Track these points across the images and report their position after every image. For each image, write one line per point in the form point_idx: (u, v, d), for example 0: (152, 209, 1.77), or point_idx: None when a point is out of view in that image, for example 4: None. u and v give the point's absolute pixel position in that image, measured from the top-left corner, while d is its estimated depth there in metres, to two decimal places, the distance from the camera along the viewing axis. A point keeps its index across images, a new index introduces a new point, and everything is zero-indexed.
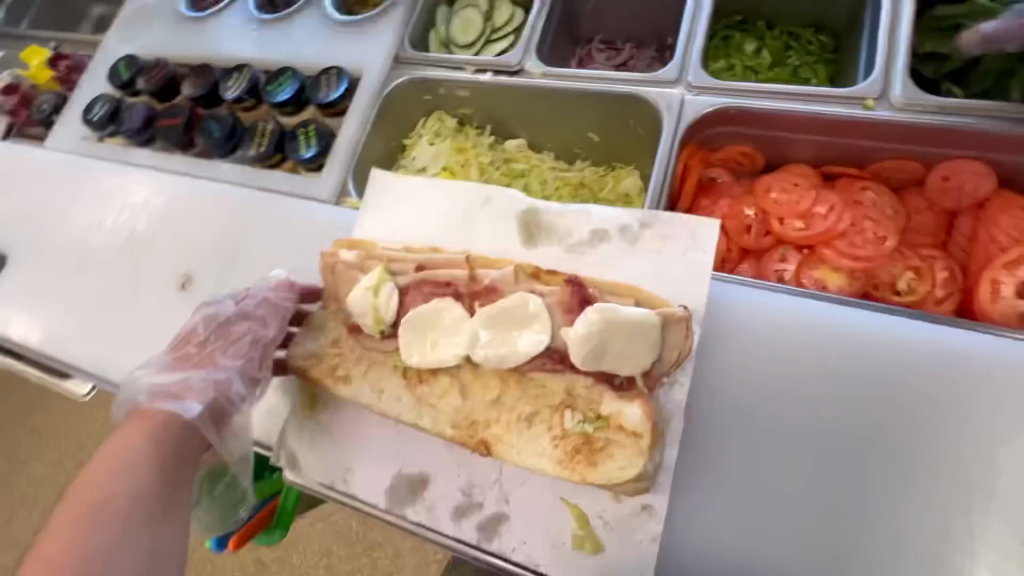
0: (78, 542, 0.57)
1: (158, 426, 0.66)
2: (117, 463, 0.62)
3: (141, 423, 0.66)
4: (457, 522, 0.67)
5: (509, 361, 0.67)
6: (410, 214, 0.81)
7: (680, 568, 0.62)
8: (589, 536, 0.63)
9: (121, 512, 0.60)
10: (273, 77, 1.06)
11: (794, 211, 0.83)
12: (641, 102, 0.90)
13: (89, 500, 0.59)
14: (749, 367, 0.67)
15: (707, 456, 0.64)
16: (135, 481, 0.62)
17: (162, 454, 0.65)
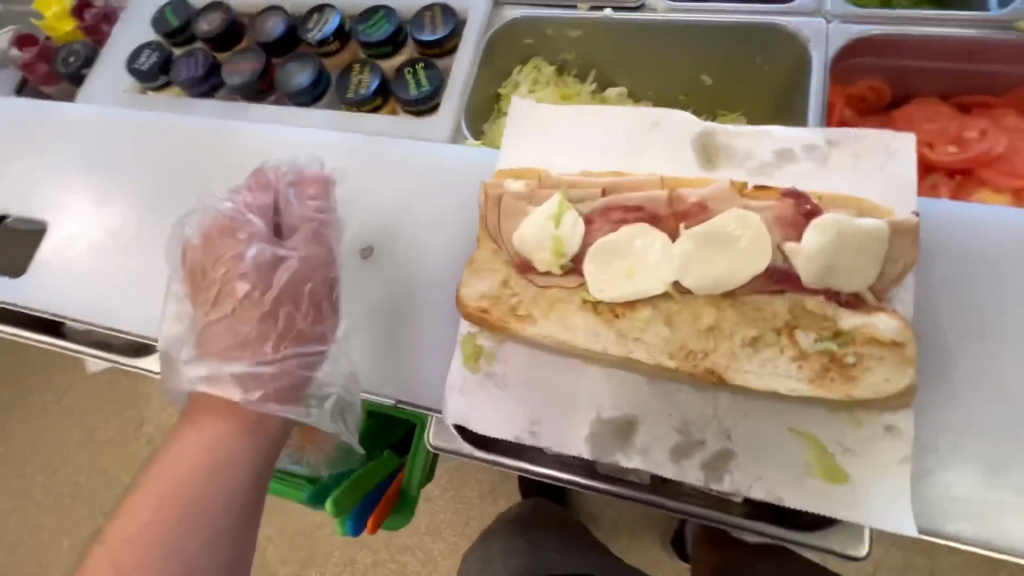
0: (147, 541, 0.60)
1: (224, 427, 0.66)
2: (184, 463, 0.64)
3: (207, 421, 0.66)
4: (678, 464, 0.61)
5: (726, 284, 0.62)
6: (566, 144, 0.75)
7: (935, 487, 0.58)
8: (832, 465, 0.58)
9: (187, 515, 0.62)
10: (364, 16, 0.96)
11: (945, 136, 0.83)
12: (781, 32, 0.87)
13: (158, 498, 0.62)
14: (969, 280, 0.64)
15: (942, 369, 0.61)
16: (200, 485, 0.63)
17: (245, 461, 0.65)
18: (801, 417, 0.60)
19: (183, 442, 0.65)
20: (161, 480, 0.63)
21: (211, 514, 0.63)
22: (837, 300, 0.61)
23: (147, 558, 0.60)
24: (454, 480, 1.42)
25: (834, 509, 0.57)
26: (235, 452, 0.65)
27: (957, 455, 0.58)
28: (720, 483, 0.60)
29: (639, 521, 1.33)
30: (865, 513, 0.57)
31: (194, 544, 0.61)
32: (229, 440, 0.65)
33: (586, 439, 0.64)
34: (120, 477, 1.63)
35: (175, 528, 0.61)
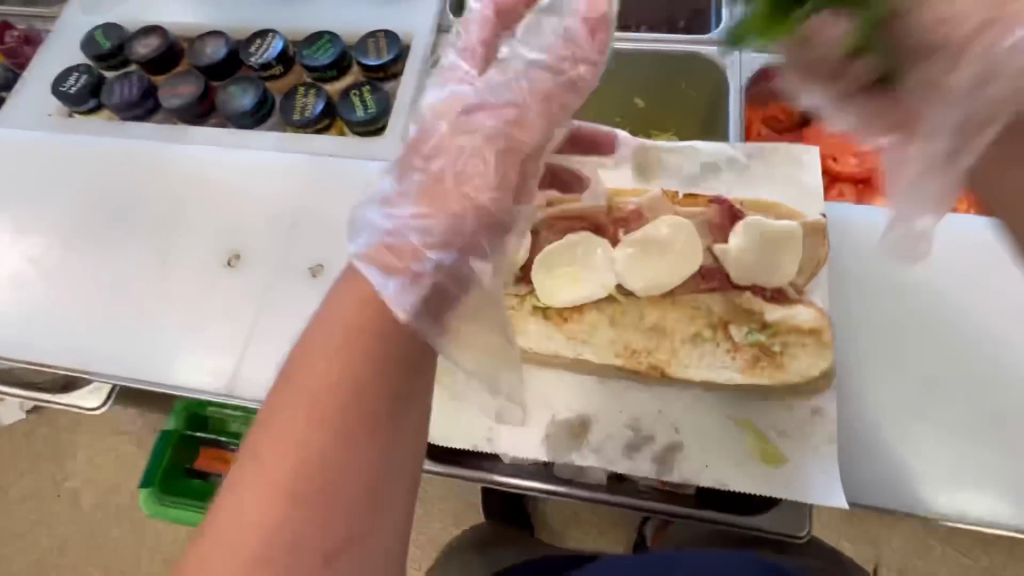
0: (282, 432, 0.42)
1: (351, 303, 0.46)
2: (331, 342, 0.44)
3: (349, 290, 0.47)
4: (631, 458, 0.64)
5: (664, 285, 0.67)
6: None
7: (855, 461, 0.64)
8: (769, 448, 0.62)
9: (344, 405, 0.42)
10: (309, 40, 0.97)
11: (847, 149, 0.93)
12: (701, 60, 0.96)
13: (318, 385, 0.43)
14: (870, 274, 0.71)
15: (854, 354, 0.68)
16: (359, 370, 0.43)
17: (392, 345, 0.45)
18: (742, 406, 0.64)
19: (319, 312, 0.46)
20: (300, 373, 0.43)
21: (378, 401, 0.43)
22: (761, 295, 0.67)
23: (329, 442, 0.42)
24: (414, 507, 1.38)
25: (774, 490, 0.61)
26: (389, 336, 0.45)
27: (871, 426, 0.64)
28: (672, 472, 0.63)
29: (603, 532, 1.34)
30: (802, 490, 0.61)
31: (364, 438, 0.42)
32: (349, 319, 0.45)
33: (541, 441, 0.65)
34: (38, 538, 1.46)
35: (353, 414, 0.42)
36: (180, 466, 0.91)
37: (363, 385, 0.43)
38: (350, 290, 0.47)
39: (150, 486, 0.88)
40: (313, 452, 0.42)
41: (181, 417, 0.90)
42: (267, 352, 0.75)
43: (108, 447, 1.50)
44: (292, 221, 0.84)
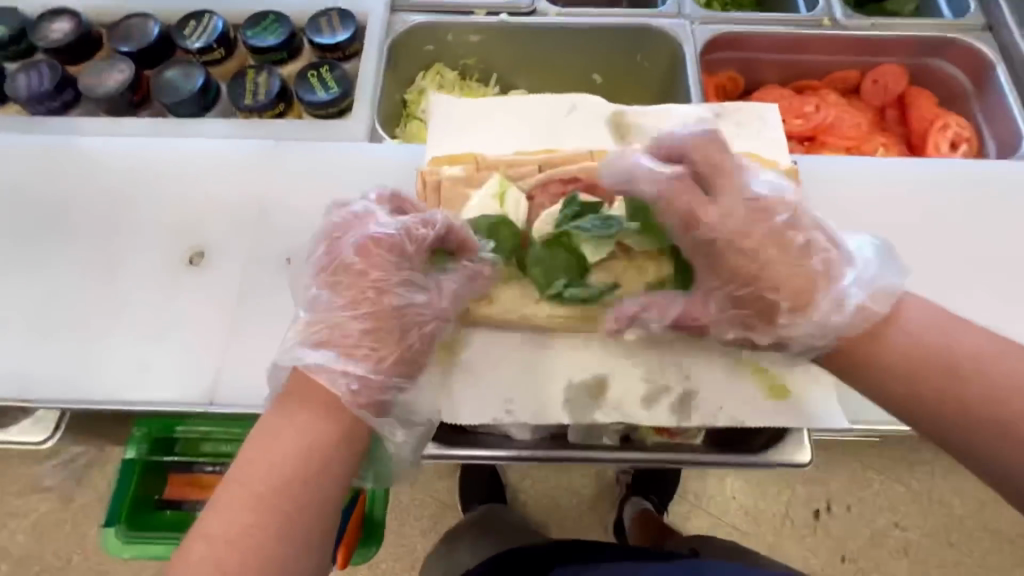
0: (212, 555, 0.43)
1: (301, 419, 0.50)
2: (289, 446, 0.48)
3: (292, 406, 0.51)
4: (650, 410, 0.65)
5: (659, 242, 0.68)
6: (494, 131, 0.77)
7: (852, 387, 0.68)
8: (775, 382, 0.66)
9: (286, 521, 0.45)
10: (253, 20, 0.90)
11: (793, 111, 1.01)
12: (655, 32, 1.00)
13: (257, 504, 0.45)
14: (840, 215, 0.77)
15: None
16: (305, 484, 0.47)
17: (342, 450, 0.51)
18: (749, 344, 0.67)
19: (261, 425, 0.50)
20: (254, 476, 0.47)
21: (319, 515, 0.47)
22: None
23: (268, 561, 0.44)
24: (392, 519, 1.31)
25: (786, 420, 0.64)
26: (331, 454, 0.49)
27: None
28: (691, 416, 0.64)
29: (586, 516, 1.36)
30: (807, 414, 0.65)
31: (299, 554, 0.45)
32: (298, 433, 0.49)
33: (564, 404, 0.64)
34: None
35: (293, 524, 0.46)
36: (148, 498, 0.82)
37: (307, 500, 0.47)
38: (305, 402, 0.51)
39: (115, 524, 0.79)
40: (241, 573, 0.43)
41: (143, 443, 0.79)
42: (247, 353, 0.69)
43: (25, 508, 1.29)
44: (260, 211, 0.77)
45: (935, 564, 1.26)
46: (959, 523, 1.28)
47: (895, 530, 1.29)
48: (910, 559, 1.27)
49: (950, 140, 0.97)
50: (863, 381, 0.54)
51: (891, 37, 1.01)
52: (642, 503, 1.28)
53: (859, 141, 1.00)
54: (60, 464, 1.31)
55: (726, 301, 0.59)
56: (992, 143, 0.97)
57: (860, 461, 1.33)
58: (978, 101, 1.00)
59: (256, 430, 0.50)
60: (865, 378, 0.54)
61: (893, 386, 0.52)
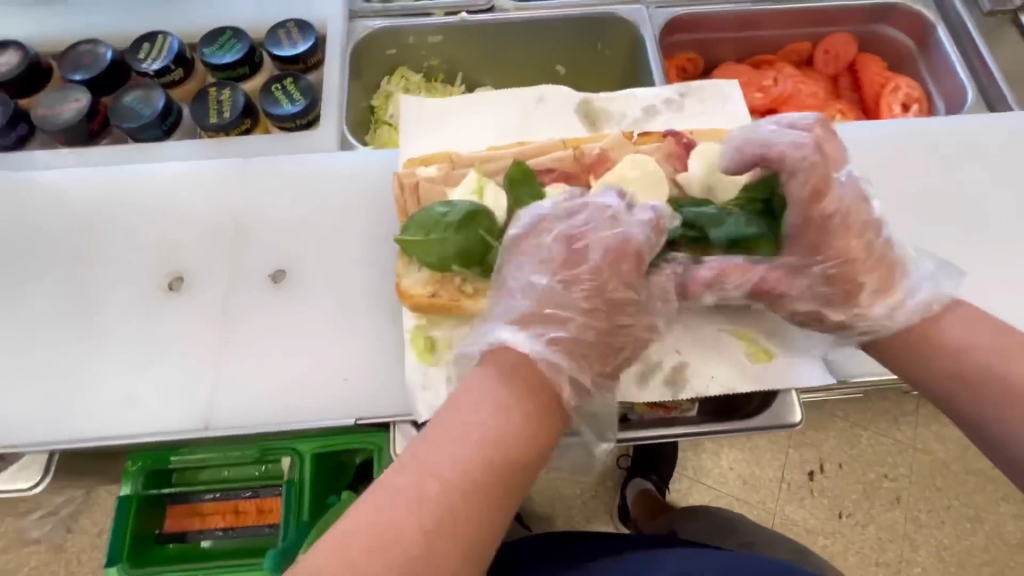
0: (438, 501, 0.42)
1: (519, 389, 0.49)
2: (503, 404, 0.48)
3: (513, 375, 0.50)
4: (645, 387, 0.66)
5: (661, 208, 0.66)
6: (465, 129, 0.78)
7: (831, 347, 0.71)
8: (759, 348, 0.68)
9: (501, 486, 0.45)
10: (209, 38, 0.89)
11: (752, 86, 1.04)
12: (613, 19, 1.02)
13: (483, 463, 0.45)
14: None
15: None
16: (521, 461, 0.46)
17: (543, 422, 0.49)
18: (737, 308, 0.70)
19: (481, 388, 0.49)
20: (479, 417, 0.47)
21: (522, 474, 0.46)
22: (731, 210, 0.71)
23: (475, 523, 0.43)
24: None
25: (773, 383, 0.67)
26: (537, 422, 0.49)
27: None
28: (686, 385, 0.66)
29: (590, 505, 1.38)
30: (796, 371, 0.67)
31: (505, 516, 0.45)
32: (521, 407, 0.48)
33: None
34: None
35: (505, 493, 0.45)
36: (148, 534, 0.80)
37: (516, 476, 0.46)
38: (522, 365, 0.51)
39: (118, 564, 0.76)
40: (464, 523, 0.42)
41: (138, 478, 0.78)
42: (238, 374, 0.68)
43: (14, 564, 1.24)
44: (237, 229, 0.76)
45: (926, 510, 1.32)
46: (944, 468, 1.34)
47: (885, 481, 1.34)
48: (903, 506, 1.32)
49: (901, 101, 1.02)
50: (927, 369, 0.55)
51: (837, 7, 1.05)
52: (643, 483, 1.31)
53: (819, 108, 1.04)
54: (46, 515, 1.26)
55: (815, 279, 0.59)
56: (940, 101, 1.01)
57: (844, 420, 1.38)
58: (924, 64, 1.05)
59: (472, 392, 0.49)
60: (928, 367, 0.55)
61: (961, 374, 0.53)
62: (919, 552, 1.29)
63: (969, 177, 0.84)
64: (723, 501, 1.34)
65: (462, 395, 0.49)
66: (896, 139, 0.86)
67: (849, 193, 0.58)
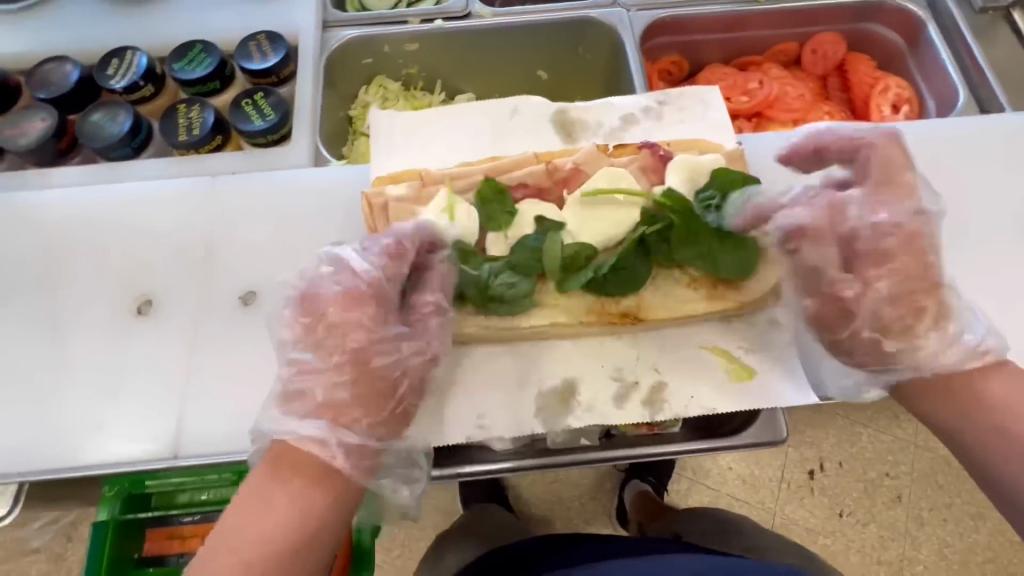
0: None
1: (282, 480, 0.50)
2: (270, 498, 0.49)
3: (284, 467, 0.51)
4: (622, 408, 0.64)
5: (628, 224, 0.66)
6: (437, 144, 0.76)
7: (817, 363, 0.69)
8: (741, 366, 0.66)
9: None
10: (178, 53, 0.87)
11: (737, 89, 1.01)
12: (593, 22, 0.99)
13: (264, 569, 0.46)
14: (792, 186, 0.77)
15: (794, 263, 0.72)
16: (294, 547, 0.47)
17: (320, 500, 0.50)
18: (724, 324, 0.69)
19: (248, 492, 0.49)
20: (241, 524, 0.47)
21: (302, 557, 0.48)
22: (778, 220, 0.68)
23: None
24: (394, 534, 1.23)
25: (754, 402, 0.65)
26: (312, 502, 0.50)
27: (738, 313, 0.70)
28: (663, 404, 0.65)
29: (588, 507, 1.36)
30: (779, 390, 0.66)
31: None
32: (286, 496, 0.49)
33: (535, 414, 0.63)
34: None
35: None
36: (127, 557, 0.79)
37: (293, 563, 0.47)
38: (277, 459, 0.51)
39: None
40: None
41: (115, 502, 0.76)
42: (205, 401, 0.66)
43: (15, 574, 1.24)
44: (205, 251, 0.74)
45: (928, 508, 1.30)
46: (946, 465, 1.32)
47: (886, 479, 1.32)
48: (904, 505, 1.30)
49: (891, 101, 0.99)
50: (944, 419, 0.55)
51: (824, 6, 1.03)
52: (640, 485, 1.29)
53: (806, 110, 1.01)
54: (44, 525, 1.26)
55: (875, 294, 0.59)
56: (931, 101, 0.99)
57: (844, 419, 1.36)
58: (915, 62, 1.02)
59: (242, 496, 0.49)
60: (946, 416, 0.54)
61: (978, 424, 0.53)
62: (921, 551, 1.28)
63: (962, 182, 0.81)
64: (722, 502, 1.32)
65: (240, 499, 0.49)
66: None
67: (863, 219, 0.59)
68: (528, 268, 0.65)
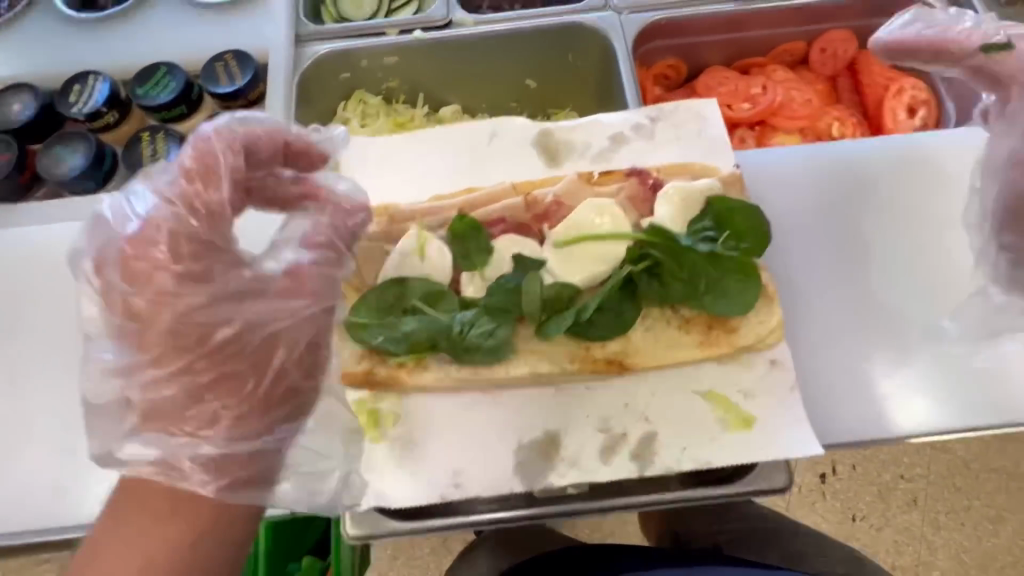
0: None
1: (130, 520, 0.50)
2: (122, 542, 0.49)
3: (132, 500, 0.51)
4: (610, 464, 0.59)
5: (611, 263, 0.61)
6: (411, 172, 0.71)
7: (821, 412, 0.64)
8: (739, 414, 0.61)
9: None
10: (143, 77, 0.83)
11: (739, 96, 0.94)
12: (583, 28, 0.93)
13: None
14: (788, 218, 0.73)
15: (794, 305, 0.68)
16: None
17: (176, 523, 0.50)
18: (816, 347, 0.66)
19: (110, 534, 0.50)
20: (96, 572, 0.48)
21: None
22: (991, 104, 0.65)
23: None
24: None
25: (755, 455, 0.60)
26: (169, 528, 0.50)
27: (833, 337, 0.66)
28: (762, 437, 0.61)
29: None
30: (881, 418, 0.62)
31: None
32: (137, 530, 0.49)
33: (516, 471, 0.59)
34: None
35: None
36: None
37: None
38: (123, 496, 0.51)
39: None
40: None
41: None
42: None
43: None
44: None
45: (945, 512, 1.20)
46: (965, 467, 1.22)
47: (902, 483, 1.22)
48: (919, 509, 1.21)
49: (906, 105, 0.92)
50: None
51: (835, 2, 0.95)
52: None
53: (813, 117, 0.94)
54: None
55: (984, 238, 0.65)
56: (951, 103, 0.91)
57: None
58: None
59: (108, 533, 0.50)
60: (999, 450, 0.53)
61: None
62: (937, 557, 1.19)
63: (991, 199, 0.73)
64: None
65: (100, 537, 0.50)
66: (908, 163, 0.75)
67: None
68: (505, 313, 0.60)
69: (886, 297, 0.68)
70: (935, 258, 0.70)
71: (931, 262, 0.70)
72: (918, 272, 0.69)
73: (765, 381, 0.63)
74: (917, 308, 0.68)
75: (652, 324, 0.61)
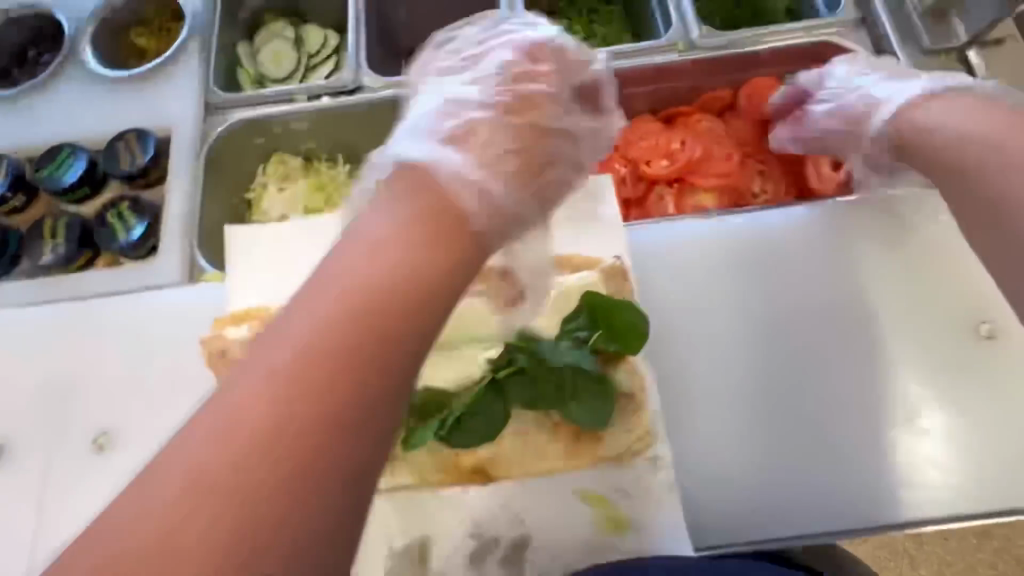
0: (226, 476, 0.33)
1: (407, 219, 0.42)
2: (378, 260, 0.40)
3: (406, 199, 0.44)
4: (479, 570, 0.59)
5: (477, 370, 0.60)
6: (297, 263, 0.71)
7: (712, 520, 0.63)
8: (612, 515, 0.60)
9: (275, 518, 0.33)
10: (45, 158, 0.82)
11: (657, 152, 0.92)
12: None
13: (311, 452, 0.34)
14: (675, 314, 0.72)
15: (677, 413, 0.67)
16: (404, 306, 0.39)
17: (421, 241, 0.42)
18: (830, 423, 0.66)
19: (392, 232, 0.42)
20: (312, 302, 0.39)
21: (381, 375, 0.38)
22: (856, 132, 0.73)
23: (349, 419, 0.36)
24: None
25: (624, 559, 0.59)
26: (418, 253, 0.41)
27: (846, 412, 0.66)
28: (786, 515, 0.62)
29: None
30: (811, 516, 0.62)
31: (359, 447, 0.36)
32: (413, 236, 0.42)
33: None
34: None
35: (264, 520, 0.33)
36: None
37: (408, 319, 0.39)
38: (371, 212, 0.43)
39: None
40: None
41: None
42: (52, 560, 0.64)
43: None
44: (63, 388, 0.71)
45: None
46: None
47: None
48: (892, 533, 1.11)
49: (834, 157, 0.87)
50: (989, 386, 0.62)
51: (757, 51, 0.91)
52: None
53: (733, 172, 0.90)
54: None
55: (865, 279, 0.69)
56: None
57: None
58: None
59: (341, 276, 0.40)
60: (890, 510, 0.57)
61: None
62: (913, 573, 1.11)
63: (884, 269, 0.72)
64: None
65: (268, 337, 0.38)
66: (795, 242, 0.74)
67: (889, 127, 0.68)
68: None
69: (898, 364, 0.67)
70: (940, 327, 0.69)
71: (858, 344, 0.69)
72: (799, 363, 0.69)
73: (645, 482, 0.61)
74: (805, 399, 0.67)
75: (523, 428, 0.60)
